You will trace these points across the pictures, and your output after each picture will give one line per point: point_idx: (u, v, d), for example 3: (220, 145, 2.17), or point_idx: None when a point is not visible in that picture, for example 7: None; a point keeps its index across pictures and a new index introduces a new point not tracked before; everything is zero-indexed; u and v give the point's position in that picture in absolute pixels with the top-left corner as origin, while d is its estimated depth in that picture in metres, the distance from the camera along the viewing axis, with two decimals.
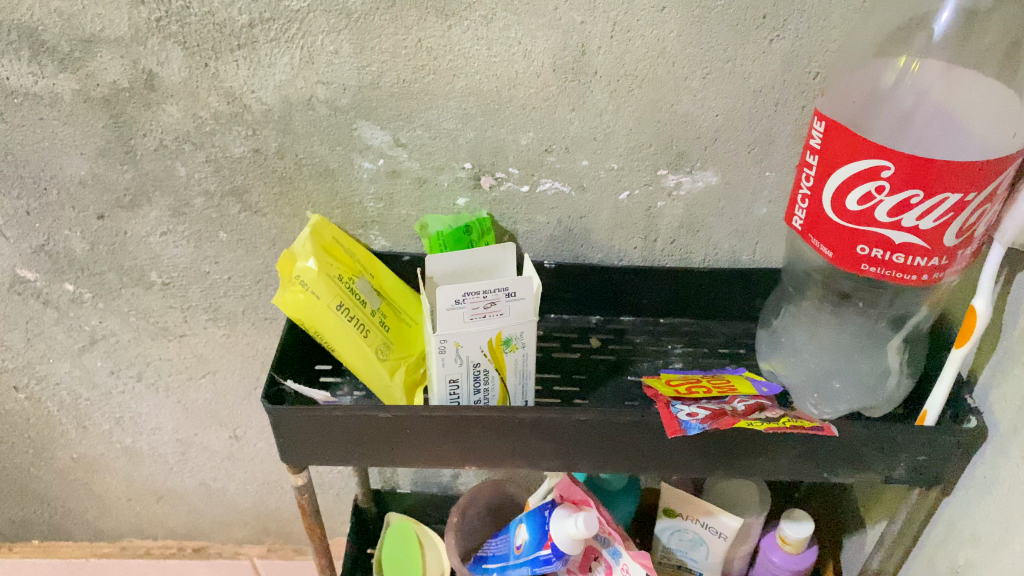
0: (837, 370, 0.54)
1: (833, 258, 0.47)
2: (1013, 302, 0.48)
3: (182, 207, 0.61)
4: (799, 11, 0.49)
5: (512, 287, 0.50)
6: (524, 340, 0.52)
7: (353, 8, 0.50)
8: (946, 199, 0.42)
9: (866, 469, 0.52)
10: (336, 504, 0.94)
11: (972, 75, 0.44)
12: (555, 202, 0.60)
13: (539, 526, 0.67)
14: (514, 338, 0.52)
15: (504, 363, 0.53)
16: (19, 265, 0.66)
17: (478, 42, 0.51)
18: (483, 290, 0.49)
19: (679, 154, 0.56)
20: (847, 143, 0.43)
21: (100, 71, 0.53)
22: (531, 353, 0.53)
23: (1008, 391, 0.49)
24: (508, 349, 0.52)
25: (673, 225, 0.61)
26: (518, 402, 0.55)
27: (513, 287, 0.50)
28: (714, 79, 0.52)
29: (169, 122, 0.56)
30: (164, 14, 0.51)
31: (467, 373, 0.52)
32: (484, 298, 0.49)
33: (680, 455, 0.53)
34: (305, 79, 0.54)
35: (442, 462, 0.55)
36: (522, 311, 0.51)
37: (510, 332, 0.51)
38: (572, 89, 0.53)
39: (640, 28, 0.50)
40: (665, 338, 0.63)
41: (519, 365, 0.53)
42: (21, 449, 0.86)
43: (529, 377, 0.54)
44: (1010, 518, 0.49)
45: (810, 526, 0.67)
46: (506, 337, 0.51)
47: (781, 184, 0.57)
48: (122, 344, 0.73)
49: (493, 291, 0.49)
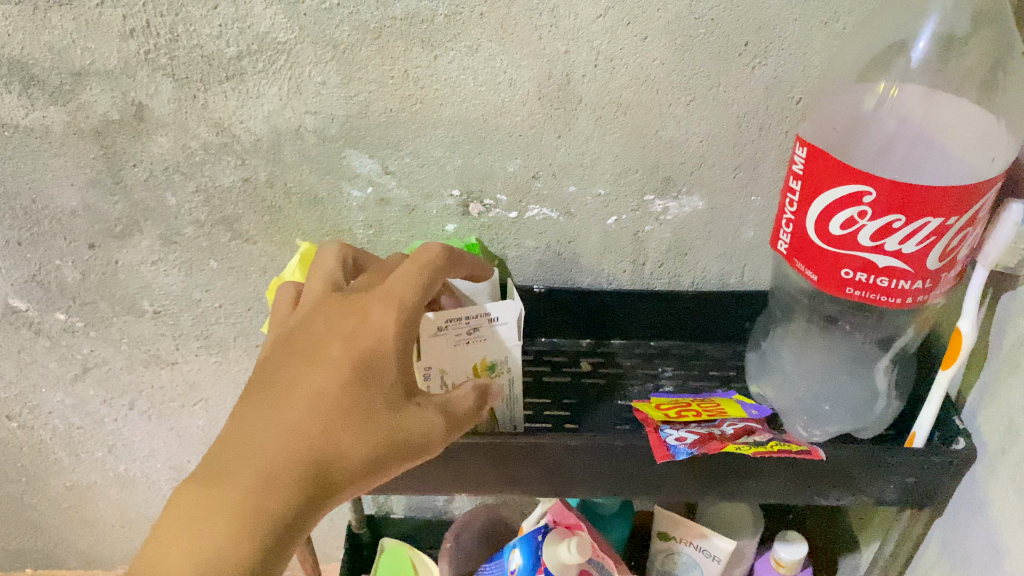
0: (825, 393, 0.54)
1: (818, 282, 0.47)
2: (998, 324, 0.49)
3: (173, 236, 0.62)
4: (779, 38, 0.49)
5: (494, 312, 0.50)
6: (509, 364, 0.52)
7: (340, 39, 0.50)
8: (928, 223, 0.42)
9: (857, 492, 0.52)
10: (329, 529, 0.94)
11: (951, 99, 0.45)
12: (544, 227, 0.60)
13: (531, 550, 0.66)
14: (499, 363, 0.52)
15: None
16: (9, 294, 0.66)
17: (464, 71, 0.52)
18: (465, 315, 0.49)
19: (665, 179, 0.57)
20: (828, 169, 0.44)
21: (89, 103, 0.54)
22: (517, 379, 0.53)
23: (994, 413, 0.49)
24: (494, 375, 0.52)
25: (661, 249, 0.61)
26: (508, 426, 0.55)
27: (495, 312, 0.50)
28: (698, 105, 0.53)
29: (159, 153, 0.56)
30: (153, 47, 0.51)
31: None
32: (467, 324, 0.49)
33: (670, 479, 0.53)
34: (293, 109, 0.54)
35: (433, 488, 0.55)
36: (506, 336, 0.51)
37: (494, 357, 0.52)
38: (557, 117, 0.54)
39: (624, 56, 0.51)
40: (655, 361, 0.63)
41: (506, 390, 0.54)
42: (13, 479, 0.85)
43: (517, 402, 0.54)
44: (1000, 541, 0.49)
45: (805, 548, 0.67)
46: (490, 362, 0.52)
47: (767, 208, 0.58)
48: (114, 371, 0.73)
49: (475, 317, 0.50)
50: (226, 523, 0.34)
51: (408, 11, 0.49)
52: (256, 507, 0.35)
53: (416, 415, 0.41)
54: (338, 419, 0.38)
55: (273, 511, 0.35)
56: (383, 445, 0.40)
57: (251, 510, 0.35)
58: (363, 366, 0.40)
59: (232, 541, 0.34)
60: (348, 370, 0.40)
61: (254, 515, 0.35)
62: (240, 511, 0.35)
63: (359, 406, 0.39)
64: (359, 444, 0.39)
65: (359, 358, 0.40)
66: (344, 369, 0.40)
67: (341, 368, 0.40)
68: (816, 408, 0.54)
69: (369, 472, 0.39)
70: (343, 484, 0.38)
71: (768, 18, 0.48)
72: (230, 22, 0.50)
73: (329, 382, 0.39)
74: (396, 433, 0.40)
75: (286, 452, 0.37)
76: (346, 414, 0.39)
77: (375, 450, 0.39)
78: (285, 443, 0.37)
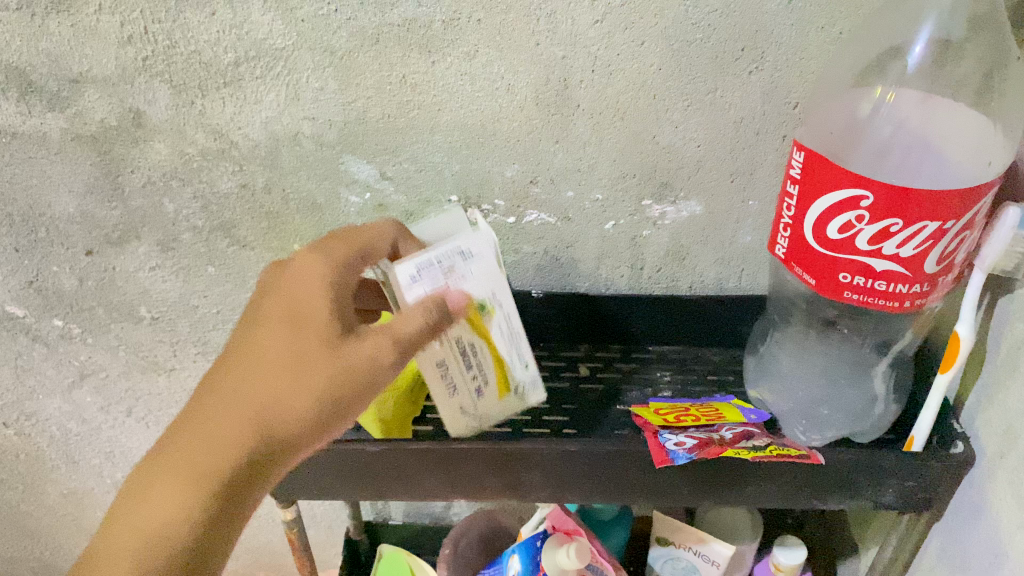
0: (823, 397, 0.54)
1: (816, 286, 0.47)
2: (995, 328, 0.49)
3: (171, 242, 0.62)
4: (776, 43, 0.49)
5: (464, 248, 0.45)
6: (499, 299, 0.47)
7: (338, 45, 0.50)
8: (925, 227, 0.42)
9: (856, 497, 0.52)
10: (327, 537, 0.94)
11: (947, 104, 0.45)
12: (542, 232, 0.61)
13: (530, 556, 0.66)
14: (488, 300, 0.46)
15: (486, 329, 0.47)
16: (7, 301, 0.66)
17: (462, 77, 0.52)
18: (434, 258, 0.44)
19: (663, 184, 0.57)
20: (827, 174, 0.44)
21: (87, 110, 0.54)
22: (510, 311, 0.48)
23: (993, 417, 0.49)
24: (486, 314, 0.47)
25: (659, 253, 0.61)
26: (517, 368, 0.50)
27: (464, 246, 0.45)
28: (695, 110, 0.53)
29: (157, 159, 0.56)
30: (150, 53, 0.51)
31: (451, 355, 0.46)
32: (439, 267, 0.44)
33: (668, 484, 0.53)
34: (290, 115, 0.54)
35: (431, 495, 0.55)
36: (487, 271, 0.46)
37: (482, 295, 0.46)
38: (555, 122, 0.54)
39: (621, 61, 0.51)
40: (653, 365, 0.63)
41: (501, 326, 0.48)
42: (10, 486, 0.85)
43: (518, 335, 0.49)
44: (999, 544, 0.49)
45: (804, 552, 0.67)
46: (479, 302, 0.46)
47: (765, 212, 0.58)
48: (112, 378, 0.73)
49: (447, 259, 0.45)
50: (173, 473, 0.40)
51: (406, 18, 0.49)
52: (185, 467, 0.40)
53: (357, 353, 0.41)
54: (263, 379, 0.41)
55: (199, 471, 0.40)
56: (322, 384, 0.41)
57: (179, 471, 0.40)
58: (289, 328, 0.42)
59: (160, 503, 0.40)
60: (278, 326, 0.42)
61: (183, 478, 0.40)
62: (170, 478, 0.40)
63: (290, 354, 0.41)
64: (291, 389, 0.41)
65: (287, 313, 0.43)
66: (277, 325, 0.43)
67: (273, 326, 0.42)
68: (814, 412, 0.54)
69: (311, 418, 0.41)
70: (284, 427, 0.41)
71: (764, 23, 0.49)
72: (228, 29, 0.50)
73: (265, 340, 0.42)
74: (332, 374, 0.41)
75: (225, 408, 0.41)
76: (272, 372, 0.41)
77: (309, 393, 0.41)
78: (223, 400, 0.41)
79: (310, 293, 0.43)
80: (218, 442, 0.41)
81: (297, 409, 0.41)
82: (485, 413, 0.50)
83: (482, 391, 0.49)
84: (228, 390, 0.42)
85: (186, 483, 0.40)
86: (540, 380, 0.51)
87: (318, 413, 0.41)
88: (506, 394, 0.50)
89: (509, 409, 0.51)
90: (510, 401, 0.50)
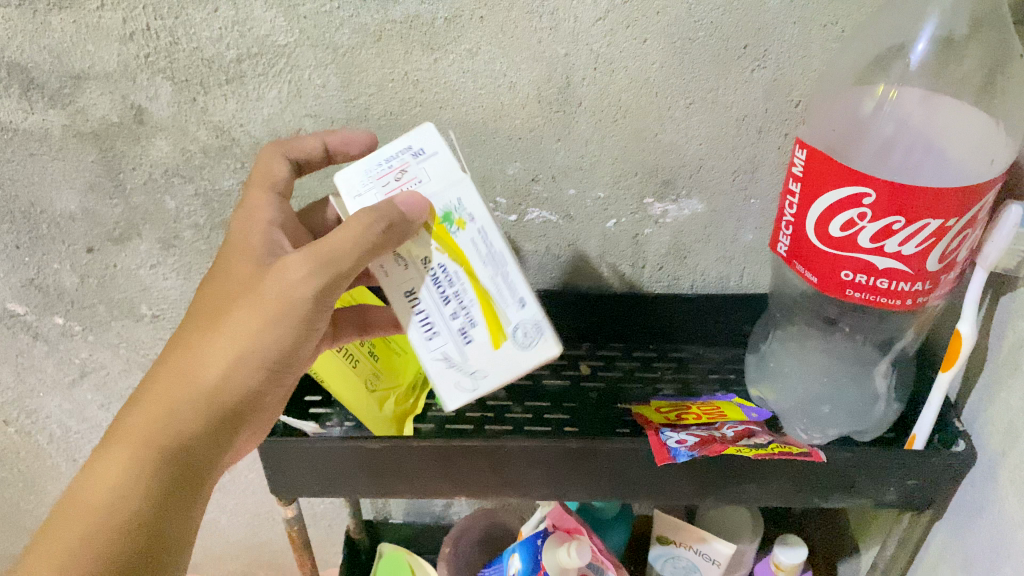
0: (825, 395, 0.54)
1: (818, 283, 0.47)
2: (998, 326, 0.49)
3: (172, 240, 0.62)
4: (779, 40, 0.49)
5: (415, 144, 0.42)
6: (467, 209, 0.41)
7: (340, 42, 0.50)
8: (928, 224, 0.42)
9: (858, 495, 0.52)
10: (327, 536, 0.94)
11: (949, 102, 0.45)
12: (543, 231, 0.61)
13: (531, 555, 0.66)
14: (453, 209, 0.41)
15: (461, 250, 0.41)
16: (7, 298, 0.66)
17: (464, 75, 0.52)
18: (384, 157, 0.42)
19: (664, 182, 0.57)
20: (829, 171, 0.44)
21: (89, 107, 0.54)
22: (490, 229, 0.41)
23: (994, 415, 0.49)
24: (454, 228, 0.41)
25: (660, 252, 0.62)
26: (511, 306, 0.42)
27: (416, 143, 0.42)
28: (698, 108, 0.53)
29: (159, 156, 0.56)
30: (153, 50, 0.51)
31: (422, 282, 0.42)
32: (390, 167, 0.41)
33: (670, 482, 0.53)
34: (292, 113, 0.54)
35: (433, 493, 0.55)
36: (444, 169, 0.41)
37: (444, 202, 0.41)
38: (557, 120, 0.54)
39: (624, 59, 0.51)
40: (654, 364, 0.63)
41: (482, 249, 0.41)
42: (10, 484, 0.85)
43: (507, 264, 0.42)
44: (1001, 543, 0.49)
45: (805, 551, 0.67)
46: (441, 211, 0.41)
47: (766, 210, 0.58)
48: (112, 376, 0.73)
49: (396, 158, 0.42)
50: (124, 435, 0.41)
51: (408, 15, 0.49)
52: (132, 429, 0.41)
53: (275, 283, 0.42)
54: (195, 332, 0.43)
55: (141, 425, 0.41)
56: (254, 323, 0.42)
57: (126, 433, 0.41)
58: (216, 283, 0.44)
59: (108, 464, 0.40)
60: (211, 286, 0.45)
61: (125, 434, 0.41)
62: (111, 438, 0.41)
63: (224, 304, 0.43)
64: (225, 335, 0.42)
65: (219, 272, 0.45)
66: (212, 285, 0.45)
67: (209, 287, 0.45)
68: (816, 411, 0.54)
69: (246, 356, 0.42)
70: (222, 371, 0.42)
71: (767, 21, 0.49)
72: (230, 26, 0.50)
73: (204, 300, 0.44)
74: (262, 311, 0.42)
75: (170, 364, 0.43)
76: (205, 325, 0.43)
77: (242, 336, 0.42)
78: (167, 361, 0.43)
79: (233, 246, 0.45)
80: (157, 394, 0.42)
81: (228, 350, 0.42)
82: (479, 366, 0.43)
83: (469, 335, 0.42)
84: (173, 351, 0.44)
85: (128, 438, 0.41)
86: (545, 324, 0.42)
87: (250, 352, 0.42)
88: (502, 342, 0.42)
89: (506, 362, 0.43)
90: (508, 350, 0.42)
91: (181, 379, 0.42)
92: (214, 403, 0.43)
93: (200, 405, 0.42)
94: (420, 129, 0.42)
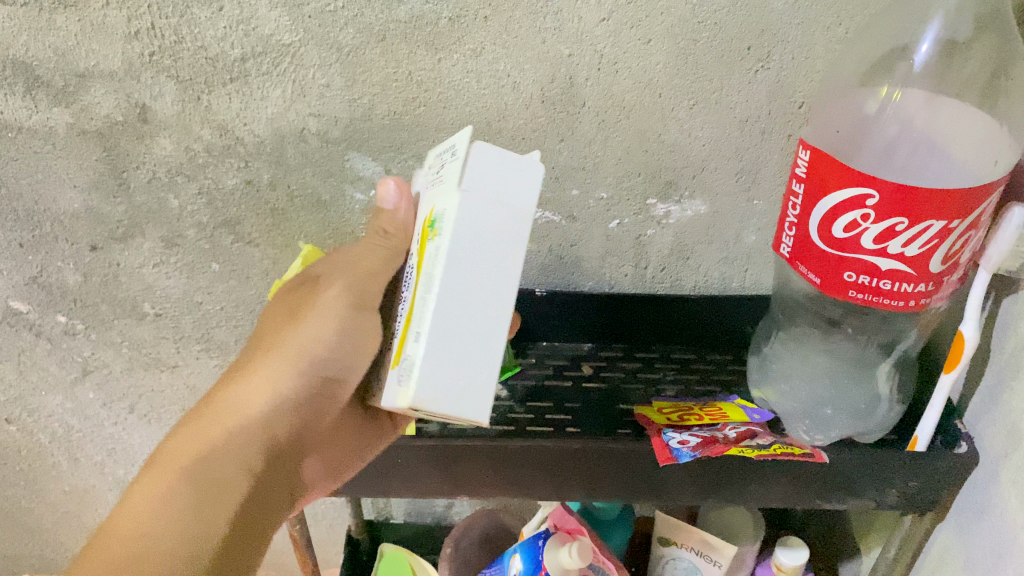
0: (827, 397, 0.54)
1: (821, 285, 0.47)
2: (1000, 328, 0.49)
3: (175, 239, 0.62)
4: (782, 42, 0.49)
5: (459, 145, 0.38)
6: (441, 220, 0.35)
7: (345, 41, 0.50)
8: (932, 226, 0.42)
9: (860, 497, 0.52)
10: (328, 536, 0.94)
11: (953, 103, 0.45)
12: (546, 231, 0.61)
13: (534, 556, 0.65)
14: (436, 216, 0.35)
15: (423, 258, 0.36)
16: (11, 297, 0.66)
17: (467, 74, 0.52)
18: (448, 148, 0.40)
19: (667, 183, 0.57)
20: (832, 172, 0.44)
21: (93, 105, 0.54)
22: (440, 249, 0.34)
23: (997, 417, 0.49)
24: (431, 235, 0.36)
25: (663, 253, 0.62)
26: (413, 336, 0.34)
27: (459, 145, 0.38)
28: (701, 109, 0.53)
29: (163, 155, 0.56)
30: (157, 48, 0.51)
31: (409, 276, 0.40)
32: (444, 160, 0.39)
33: (672, 483, 0.53)
34: (296, 112, 0.54)
35: (436, 492, 0.55)
36: (453, 170, 0.36)
37: (437, 207, 0.36)
38: (560, 120, 0.54)
39: (627, 60, 0.51)
40: (656, 365, 0.63)
41: (428, 265, 0.35)
42: (12, 482, 0.85)
43: (430, 292, 0.34)
44: (1003, 545, 0.49)
45: (807, 552, 0.67)
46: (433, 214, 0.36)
47: (769, 212, 0.58)
48: (114, 375, 0.73)
49: (449, 152, 0.39)
50: (166, 456, 0.43)
51: (413, 14, 0.49)
52: (173, 452, 0.43)
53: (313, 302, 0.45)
54: (241, 363, 0.46)
55: (177, 448, 0.43)
56: (292, 342, 0.45)
57: (168, 456, 0.43)
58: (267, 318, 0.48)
59: (148, 483, 0.42)
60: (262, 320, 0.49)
61: (160, 459, 0.43)
62: (152, 461, 0.43)
63: (267, 332, 0.47)
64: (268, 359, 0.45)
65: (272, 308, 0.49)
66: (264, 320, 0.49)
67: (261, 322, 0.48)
68: (818, 412, 0.54)
69: (286, 375, 0.45)
70: (263, 394, 0.45)
71: (772, 22, 0.49)
72: (235, 25, 0.50)
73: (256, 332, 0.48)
74: (299, 329, 0.45)
75: (217, 391, 0.46)
76: (251, 353, 0.46)
77: (282, 355, 0.45)
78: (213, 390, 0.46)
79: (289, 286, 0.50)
80: (193, 422, 0.44)
81: (270, 370, 0.45)
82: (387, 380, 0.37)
83: (396, 345, 0.37)
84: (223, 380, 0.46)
85: (163, 461, 0.42)
86: (415, 374, 0.33)
87: (293, 369, 0.45)
88: (398, 367, 0.36)
89: (393, 390, 0.36)
90: (397, 377, 0.36)
91: (219, 403, 0.45)
92: (249, 427, 0.44)
93: (240, 429, 0.44)
94: (466, 127, 0.38)
